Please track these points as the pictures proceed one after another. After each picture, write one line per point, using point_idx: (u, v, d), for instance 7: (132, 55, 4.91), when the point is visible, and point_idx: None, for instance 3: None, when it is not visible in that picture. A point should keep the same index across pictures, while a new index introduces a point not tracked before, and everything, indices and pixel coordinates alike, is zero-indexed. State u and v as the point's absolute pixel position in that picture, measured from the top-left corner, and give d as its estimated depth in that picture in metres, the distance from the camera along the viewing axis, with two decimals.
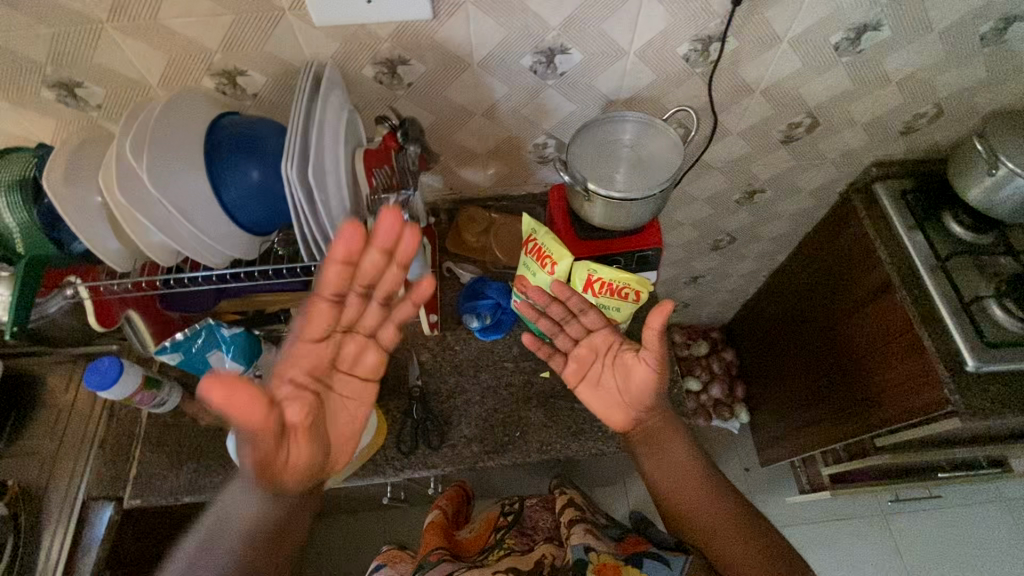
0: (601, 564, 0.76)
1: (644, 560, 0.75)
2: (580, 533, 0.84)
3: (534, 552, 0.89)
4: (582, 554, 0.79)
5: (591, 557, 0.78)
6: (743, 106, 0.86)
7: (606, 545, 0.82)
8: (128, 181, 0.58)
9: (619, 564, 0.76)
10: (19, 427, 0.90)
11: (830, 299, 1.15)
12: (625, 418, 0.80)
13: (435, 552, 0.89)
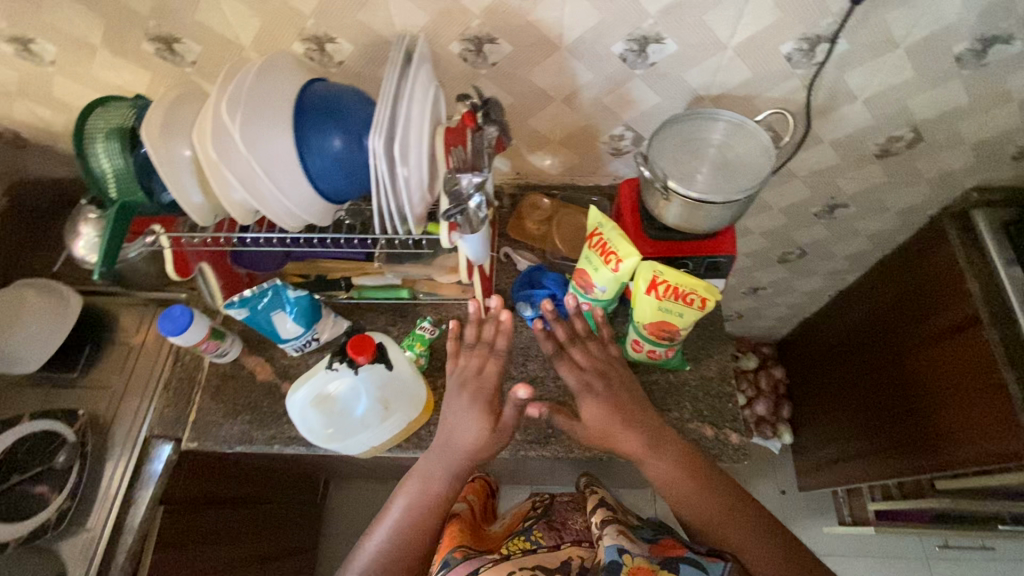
0: (636, 567, 0.67)
1: (682, 565, 0.67)
2: (611, 532, 0.74)
3: (560, 550, 0.82)
4: (614, 556, 0.69)
5: (625, 560, 0.69)
6: (842, 114, 0.81)
7: (640, 547, 0.71)
8: (221, 138, 0.59)
9: (655, 569, 0.67)
10: (94, 360, 0.96)
11: (902, 327, 1.09)
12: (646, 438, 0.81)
13: (458, 548, 0.85)
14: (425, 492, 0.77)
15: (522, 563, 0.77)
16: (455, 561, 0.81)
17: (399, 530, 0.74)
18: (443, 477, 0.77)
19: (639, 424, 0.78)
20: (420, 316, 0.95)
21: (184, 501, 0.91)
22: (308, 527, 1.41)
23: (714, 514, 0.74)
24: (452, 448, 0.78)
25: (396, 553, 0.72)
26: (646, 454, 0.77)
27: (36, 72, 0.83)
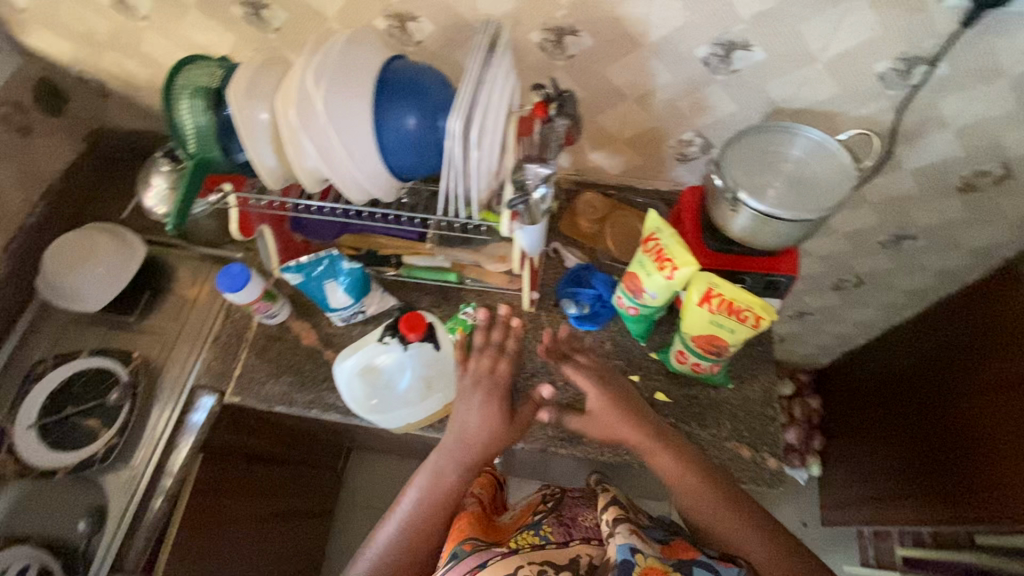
0: (649, 568, 0.64)
1: (695, 567, 0.65)
2: (622, 530, 0.70)
3: (569, 547, 0.76)
4: (627, 555, 0.66)
5: (638, 559, 0.65)
6: (928, 142, 0.77)
7: (651, 547, 0.68)
8: (306, 105, 0.61)
9: (670, 571, 0.64)
10: (151, 307, 1.00)
11: (955, 370, 1.04)
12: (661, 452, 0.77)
13: (466, 539, 0.77)
14: (440, 480, 0.77)
15: (531, 558, 0.71)
16: (460, 552, 0.74)
17: (406, 525, 0.75)
18: (456, 465, 0.77)
19: (639, 424, 0.77)
20: (464, 301, 0.96)
21: (221, 450, 0.94)
22: (328, 493, 1.44)
23: (722, 519, 0.72)
24: (462, 437, 0.78)
25: (411, 537, 0.75)
26: (652, 448, 0.77)
27: (129, 24, 0.86)
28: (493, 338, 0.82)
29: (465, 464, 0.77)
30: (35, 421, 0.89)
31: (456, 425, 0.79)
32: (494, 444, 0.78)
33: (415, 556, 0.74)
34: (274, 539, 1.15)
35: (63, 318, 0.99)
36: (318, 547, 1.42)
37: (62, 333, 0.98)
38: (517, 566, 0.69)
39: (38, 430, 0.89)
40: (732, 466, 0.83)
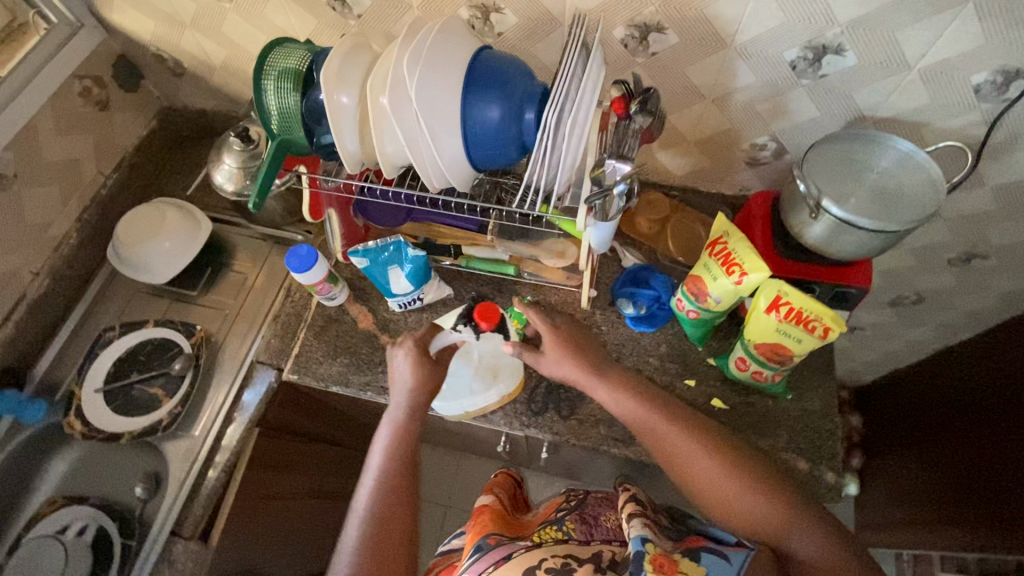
0: (659, 557, 0.61)
1: (704, 555, 0.64)
2: (634, 521, 0.66)
3: (595, 543, 0.74)
4: (639, 545, 0.62)
5: (649, 549, 0.62)
6: (1016, 158, 0.75)
7: (662, 537, 0.66)
8: (398, 89, 0.61)
9: (678, 559, 0.62)
10: (213, 282, 1.03)
11: (1016, 394, 1.00)
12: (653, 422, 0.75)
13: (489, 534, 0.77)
14: (398, 435, 0.74)
15: (554, 551, 0.71)
16: (486, 546, 0.74)
17: (377, 496, 0.69)
18: (405, 413, 0.75)
19: (582, 358, 0.77)
20: (519, 294, 0.96)
21: (273, 427, 0.95)
22: None
23: (716, 483, 0.70)
24: (401, 387, 0.76)
25: (390, 502, 0.69)
26: (592, 382, 0.77)
27: (214, 5, 0.89)
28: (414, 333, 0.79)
29: (412, 410, 0.75)
30: (103, 385, 0.93)
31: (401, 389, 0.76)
32: (431, 387, 0.77)
33: (399, 528, 0.68)
34: (321, 521, 1.16)
35: (131, 288, 1.02)
36: None
37: (130, 303, 1.01)
38: (541, 560, 0.70)
39: (105, 394, 0.92)
40: (788, 477, 0.82)
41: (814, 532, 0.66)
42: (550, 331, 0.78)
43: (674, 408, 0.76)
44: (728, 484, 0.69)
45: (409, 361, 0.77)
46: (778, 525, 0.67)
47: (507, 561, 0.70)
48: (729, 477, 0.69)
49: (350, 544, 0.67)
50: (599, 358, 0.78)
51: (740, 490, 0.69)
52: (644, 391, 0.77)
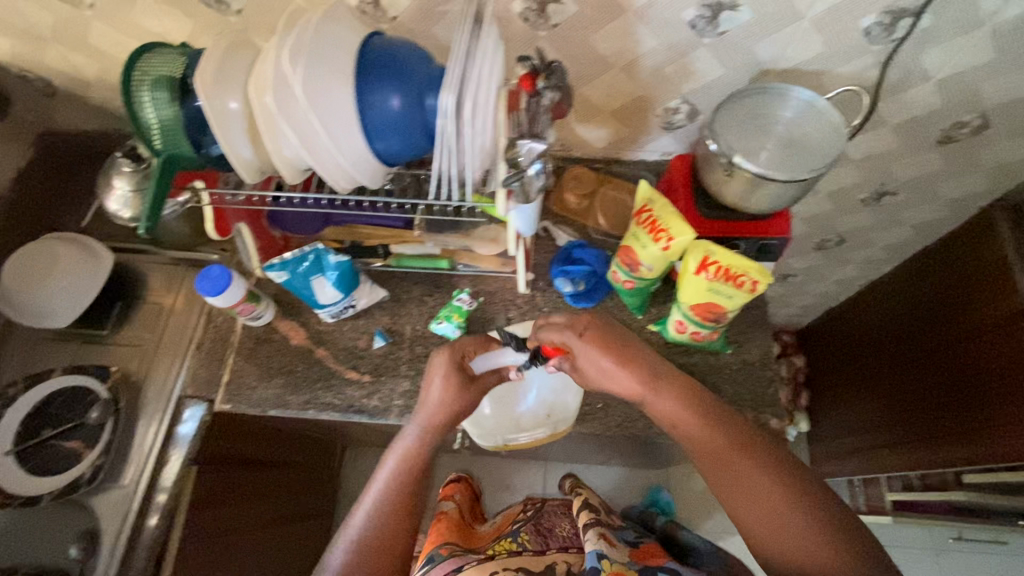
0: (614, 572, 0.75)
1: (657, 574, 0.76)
2: (594, 540, 0.83)
3: (546, 556, 0.91)
4: (595, 562, 0.77)
5: (604, 566, 0.76)
6: (909, 96, 0.78)
7: (619, 552, 0.81)
8: (283, 89, 0.56)
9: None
10: (125, 318, 0.94)
11: (939, 319, 1.07)
12: (663, 400, 0.73)
13: (444, 544, 0.95)
14: (407, 457, 0.76)
15: (508, 565, 0.86)
16: (440, 555, 0.91)
17: (374, 517, 0.71)
18: (420, 436, 0.78)
19: (633, 368, 0.74)
20: (456, 286, 0.93)
21: (213, 462, 0.90)
22: (326, 492, 1.42)
23: (730, 468, 0.68)
24: (425, 407, 0.79)
25: (388, 521, 0.71)
26: (648, 393, 0.73)
27: (71, 13, 0.79)
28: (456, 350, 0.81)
29: (429, 433, 0.78)
30: (12, 447, 0.83)
31: (426, 403, 0.79)
32: (452, 411, 0.79)
33: (389, 543, 0.70)
34: (274, 546, 1.13)
35: (30, 337, 0.93)
36: (321, 547, 1.41)
37: (31, 352, 0.92)
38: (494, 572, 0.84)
39: (15, 456, 0.82)
40: None
41: (792, 500, 0.64)
42: (577, 338, 0.75)
43: (733, 426, 0.71)
44: (786, 513, 0.63)
45: (439, 374, 0.79)
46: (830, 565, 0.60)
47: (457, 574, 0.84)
48: (785, 506, 0.64)
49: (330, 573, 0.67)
50: (651, 361, 0.75)
51: (796, 520, 0.63)
52: (694, 394, 0.73)
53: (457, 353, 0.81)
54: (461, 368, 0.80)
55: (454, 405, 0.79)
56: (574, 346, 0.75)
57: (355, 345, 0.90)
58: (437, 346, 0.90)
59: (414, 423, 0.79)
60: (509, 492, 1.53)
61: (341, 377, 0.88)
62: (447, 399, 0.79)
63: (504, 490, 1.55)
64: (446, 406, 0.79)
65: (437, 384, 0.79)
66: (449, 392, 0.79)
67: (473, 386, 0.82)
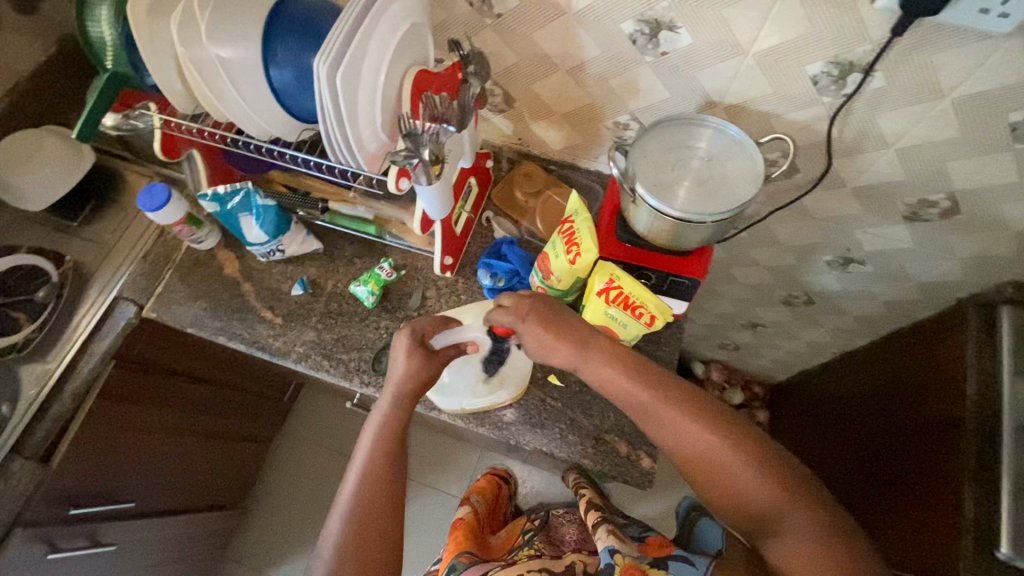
0: (628, 565, 0.72)
1: (670, 563, 0.74)
2: (603, 535, 0.80)
3: (564, 557, 0.89)
4: (608, 557, 0.74)
5: (617, 560, 0.74)
6: (868, 160, 0.72)
7: (629, 547, 0.78)
8: (189, 30, 0.59)
9: (647, 569, 0.73)
10: (94, 216, 1.03)
11: (897, 407, 0.97)
12: (599, 368, 0.70)
13: (464, 553, 0.94)
14: (383, 426, 0.75)
15: (530, 567, 0.85)
16: (461, 565, 0.90)
17: (362, 489, 0.70)
18: (391, 406, 0.75)
19: (569, 337, 0.72)
20: (384, 254, 0.95)
21: (135, 361, 0.99)
22: (268, 420, 1.51)
23: (671, 424, 0.66)
24: (393, 378, 0.77)
25: (373, 493, 0.70)
26: (579, 360, 0.71)
27: None
28: (417, 326, 0.79)
29: (400, 404, 0.76)
30: None
31: (395, 375, 0.77)
32: (419, 381, 0.76)
33: (379, 512, 0.69)
34: (189, 454, 1.20)
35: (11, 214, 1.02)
36: (252, 468, 1.50)
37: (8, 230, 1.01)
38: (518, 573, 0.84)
39: None
40: (607, 459, 0.82)
41: (738, 446, 0.64)
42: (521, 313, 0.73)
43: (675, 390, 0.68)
44: (727, 461, 0.63)
45: (402, 347, 0.77)
46: (771, 504, 0.61)
47: None
48: (727, 451, 0.64)
49: (332, 541, 0.68)
50: (584, 333, 0.72)
51: (736, 463, 0.63)
52: (639, 365, 0.70)
53: (414, 327, 0.79)
54: (419, 342, 0.78)
55: (422, 378, 0.77)
56: (519, 325, 0.74)
57: (277, 287, 0.94)
58: (350, 306, 0.92)
59: (385, 395, 0.77)
60: (439, 468, 1.57)
61: (255, 314, 0.92)
62: (415, 371, 0.76)
63: (436, 463, 1.58)
64: (414, 378, 0.76)
65: (399, 360, 0.77)
66: (411, 360, 0.77)
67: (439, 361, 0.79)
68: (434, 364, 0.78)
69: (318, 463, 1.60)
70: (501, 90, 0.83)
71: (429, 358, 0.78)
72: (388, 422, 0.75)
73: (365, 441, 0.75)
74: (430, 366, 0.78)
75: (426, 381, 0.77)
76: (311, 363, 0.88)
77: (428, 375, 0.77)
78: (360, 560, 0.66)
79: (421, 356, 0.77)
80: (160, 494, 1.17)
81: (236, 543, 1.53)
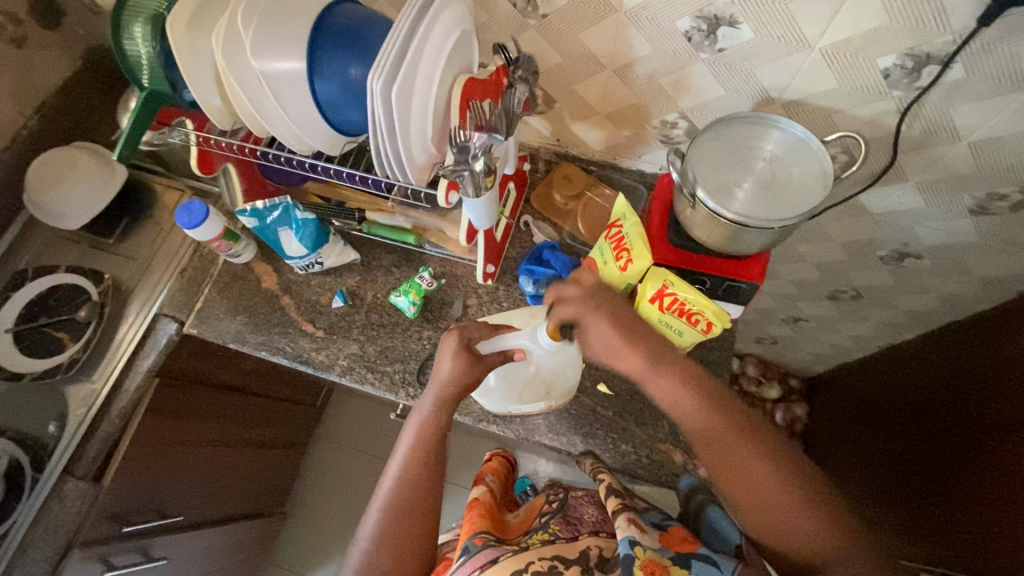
0: (649, 562, 0.62)
1: (694, 562, 0.65)
2: (622, 521, 0.67)
3: (579, 541, 0.78)
4: (628, 549, 0.63)
5: (638, 553, 0.63)
6: (937, 154, 0.68)
7: (651, 538, 0.67)
8: (233, 45, 0.57)
9: (669, 566, 0.63)
10: (129, 232, 1.02)
11: (952, 405, 0.93)
12: (667, 386, 0.66)
13: (479, 533, 0.79)
14: (424, 427, 0.72)
15: (542, 554, 0.73)
16: (476, 546, 0.76)
17: (400, 485, 0.69)
18: (433, 410, 0.73)
19: (654, 359, 0.67)
20: (423, 263, 0.93)
21: (176, 375, 0.99)
22: (302, 426, 1.50)
23: (727, 452, 0.62)
24: (436, 379, 0.73)
25: (411, 491, 0.68)
26: (648, 375, 0.67)
27: None
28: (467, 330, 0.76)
29: (442, 407, 0.73)
30: (12, 326, 0.91)
31: (438, 374, 0.74)
32: (462, 386, 0.73)
33: (415, 512, 0.67)
34: (229, 467, 1.21)
35: (45, 232, 1.01)
36: (288, 473, 1.51)
37: (44, 250, 1.00)
38: (529, 563, 0.72)
39: (13, 336, 0.90)
40: (663, 468, 0.81)
41: (790, 479, 0.60)
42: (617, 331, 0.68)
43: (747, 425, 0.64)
44: (780, 495, 0.60)
45: (448, 345, 0.74)
46: (817, 542, 0.59)
47: (493, 564, 0.72)
48: (781, 482, 0.60)
49: (367, 534, 0.67)
50: (658, 345, 0.68)
51: (786, 497, 0.60)
52: (709, 391, 0.66)
53: (463, 329, 0.76)
54: (469, 343, 0.75)
55: (465, 380, 0.73)
56: (580, 310, 0.69)
57: (317, 300, 0.93)
58: (391, 317, 0.91)
59: (427, 393, 0.74)
60: (472, 469, 1.56)
61: (297, 328, 0.91)
62: (457, 374, 0.73)
63: (469, 464, 1.58)
64: (456, 379, 0.73)
65: (444, 357, 0.74)
66: (455, 361, 0.73)
67: (484, 365, 0.74)
68: (477, 368, 0.74)
69: (352, 467, 1.60)
70: (543, 91, 0.80)
71: (476, 362, 0.74)
72: (428, 421, 0.72)
73: (403, 437, 0.73)
74: (473, 369, 0.73)
75: (467, 384, 0.73)
76: (356, 377, 0.87)
77: (471, 379, 0.73)
78: (393, 556, 0.65)
79: (465, 357, 0.73)
80: (205, 506, 1.18)
81: (276, 547, 1.55)
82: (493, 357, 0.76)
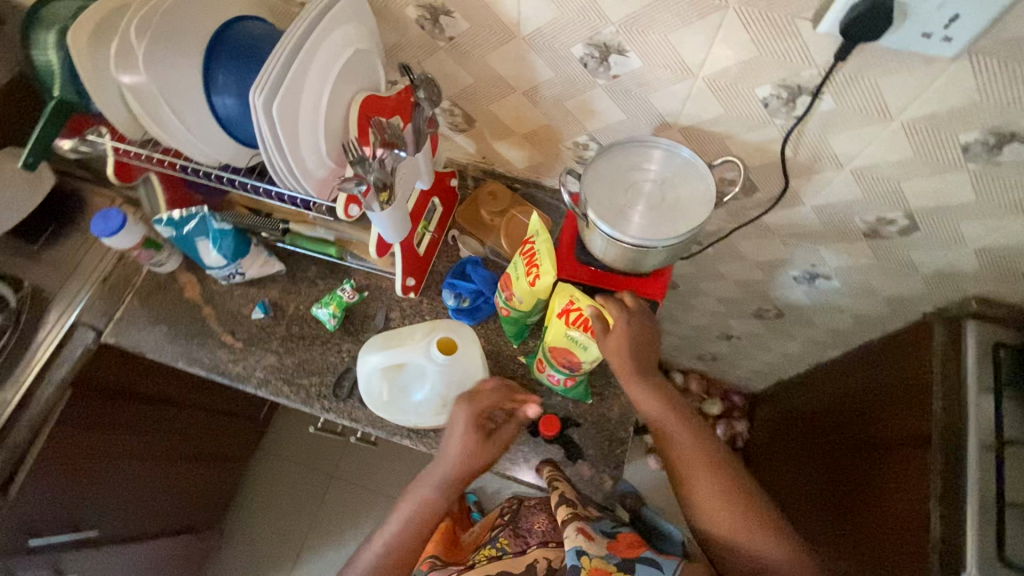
0: (593, 570, 0.74)
1: (636, 566, 0.76)
2: (572, 534, 0.77)
3: (527, 553, 0.86)
4: (573, 559, 0.75)
5: (583, 562, 0.75)
6: (824, 179, 0.71)
7: (597, 546, 0.77)
8: (126, 57, 0.58)
9: (612, 571, 0.74)
10: (55, 240, 1.00)
11: (868, 418, 0.96)
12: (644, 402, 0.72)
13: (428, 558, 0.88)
14: (425, 506, 0.73)
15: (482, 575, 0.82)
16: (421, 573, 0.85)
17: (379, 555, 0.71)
18: (432, 499, 0.73)
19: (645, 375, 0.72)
20: (346, 275, 0.94)
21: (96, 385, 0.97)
22: (245, 439, 1.48)
23: (690, 462, 0.71)
24: (445, 461, 0.73)
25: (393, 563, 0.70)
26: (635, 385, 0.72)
27: None
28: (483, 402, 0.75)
29: (448, 495, 0.73)
30: None
31: (447, 450, 0.74)
32: (471, 470, 0.73)
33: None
34: (158, 481, 1.19)
35: None
36: (228, 487, 1.48)
37: None
38: None
39: None
40: (575, 481, 0.82)
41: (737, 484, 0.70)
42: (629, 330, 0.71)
43: (702, 431, 0.73)
44: (735, 500, 0.68)
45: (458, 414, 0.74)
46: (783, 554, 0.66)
47: None
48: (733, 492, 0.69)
49: None
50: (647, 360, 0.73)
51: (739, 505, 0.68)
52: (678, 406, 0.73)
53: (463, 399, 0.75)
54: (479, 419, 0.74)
55: (474, 462, 0.73)
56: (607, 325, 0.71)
57: (238, 310, 0.93)
58: (312, 329, 0.91)
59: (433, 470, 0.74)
60: None
61: (216, 338, 0.91)
62: (467, 454, 0.73)
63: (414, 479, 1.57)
64: (464, 460, 0.73)
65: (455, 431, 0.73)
66: (467, 440, 0.73)
67: (495, 441, 0.75)
68: (487, 446, 0.74)
69: (295, 482, 1.58)
70: (461, 110, 0.83)
71: (488, 442, 0.74)
72: (426, 500, 0.73)
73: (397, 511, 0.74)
74: (488, 453, 0.74)
75: (477, 467, 0.74)
76: (272, 388, 0.87)
77: (484, 461, 0.74)
78: None
79: (477, 439, 0.73)
80: (126, 520, 1.15)
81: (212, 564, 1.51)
82: (501, 433, 0.75)
